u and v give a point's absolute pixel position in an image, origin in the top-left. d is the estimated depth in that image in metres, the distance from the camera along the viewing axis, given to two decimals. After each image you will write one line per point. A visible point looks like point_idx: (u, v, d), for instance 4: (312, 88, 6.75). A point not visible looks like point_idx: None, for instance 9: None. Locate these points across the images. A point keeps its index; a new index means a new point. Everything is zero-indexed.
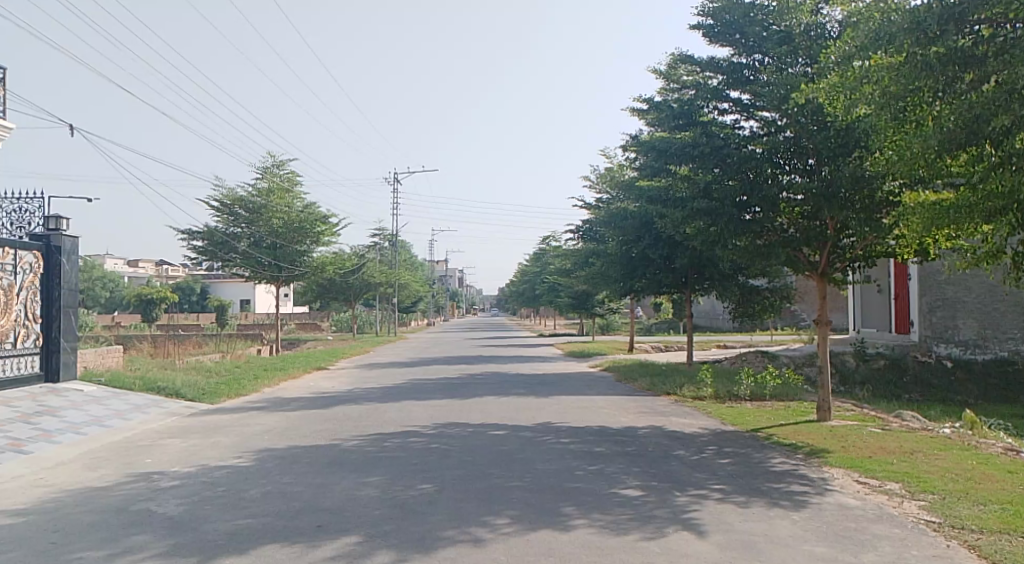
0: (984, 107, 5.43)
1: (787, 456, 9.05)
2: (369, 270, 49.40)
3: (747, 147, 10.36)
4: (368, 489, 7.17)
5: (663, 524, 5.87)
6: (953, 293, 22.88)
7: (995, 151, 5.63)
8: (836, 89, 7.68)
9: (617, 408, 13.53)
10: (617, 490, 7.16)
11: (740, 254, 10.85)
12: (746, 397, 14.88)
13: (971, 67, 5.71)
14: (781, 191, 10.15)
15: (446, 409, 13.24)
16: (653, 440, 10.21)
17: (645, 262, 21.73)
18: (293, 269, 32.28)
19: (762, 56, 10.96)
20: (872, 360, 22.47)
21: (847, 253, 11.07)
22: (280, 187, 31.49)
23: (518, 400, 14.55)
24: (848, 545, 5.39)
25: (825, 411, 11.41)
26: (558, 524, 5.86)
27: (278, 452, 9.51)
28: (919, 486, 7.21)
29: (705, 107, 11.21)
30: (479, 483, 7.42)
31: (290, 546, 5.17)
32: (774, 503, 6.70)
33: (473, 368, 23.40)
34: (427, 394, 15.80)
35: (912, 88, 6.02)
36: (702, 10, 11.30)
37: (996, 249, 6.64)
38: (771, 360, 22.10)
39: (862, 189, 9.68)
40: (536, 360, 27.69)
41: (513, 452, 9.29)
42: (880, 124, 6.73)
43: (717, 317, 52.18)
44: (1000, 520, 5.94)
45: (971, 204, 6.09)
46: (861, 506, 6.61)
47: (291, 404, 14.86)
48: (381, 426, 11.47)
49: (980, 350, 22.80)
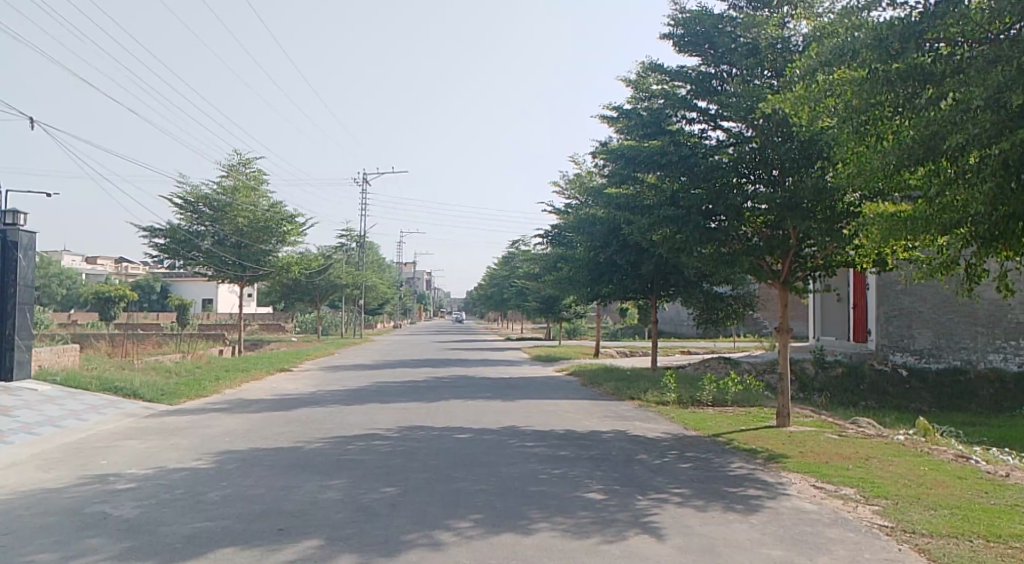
0: (940, 125, 5.51)
1: (746, 461, 9.20)
2: (336, 271, 48.87)
3: (713, 157, 10.59)
4: (330, 492, 7.11)
5: (624, 528, 5.91)
6: (909, 303, 23.64)
7: (952, 167, 5.66)
8: (800, 101, 7.72)
9: (582, 412, 13.61)
10: (580, 493, 7.21)
11: (705, 261, 11.04)
12: (708, 403, 15.08)
13: (931, 83, 5.83)
14: (746, 200, 10.39)
15: (410, 412, 13.18)
16: (617, 444, 10.31)
17: (612, 268, 21.93)
18: (258, 269, 31.80)
19: (729, 68, 11.16)
20: (830, 367, 22.65)
21: (809, 262, 11.26)
22: (246, 185, 30.96)
23: (483, 404, 14.55)
24: (804, 548, 5.49)
25: (785, 417, 11.60)
26: (519, 527, 5.86)
27: (239, 454, 9.38)
28: (873, 491, 7.39)
29: (673, 116, 11.40)
30: (442, 487, 7.37)
31: (248, 550, 5.09)
32: (730, 507, 6.80)
33: (437, 371, 23.24)
34: (391, 397, 15.67)
35: (874, 103, 6.17)
36: (672, 20, 11.45)
37: (950, 260, 6.73)
38: (733, 366, 22.40)
39: (824, 200, 9.88)
40: (502, 364, 27.73)
41: (477, 455, 9.29)
42: (842, 136, 6.79)
43: (682, 324, 52.81)
44: (947, 525, 6.13)
45: (928, 218, 6.16)
46: (817, 510, 6.75)
47: (254, 405, 14.69)
48: (344, 429, 11.35)
49: (934, 359, 23.47)
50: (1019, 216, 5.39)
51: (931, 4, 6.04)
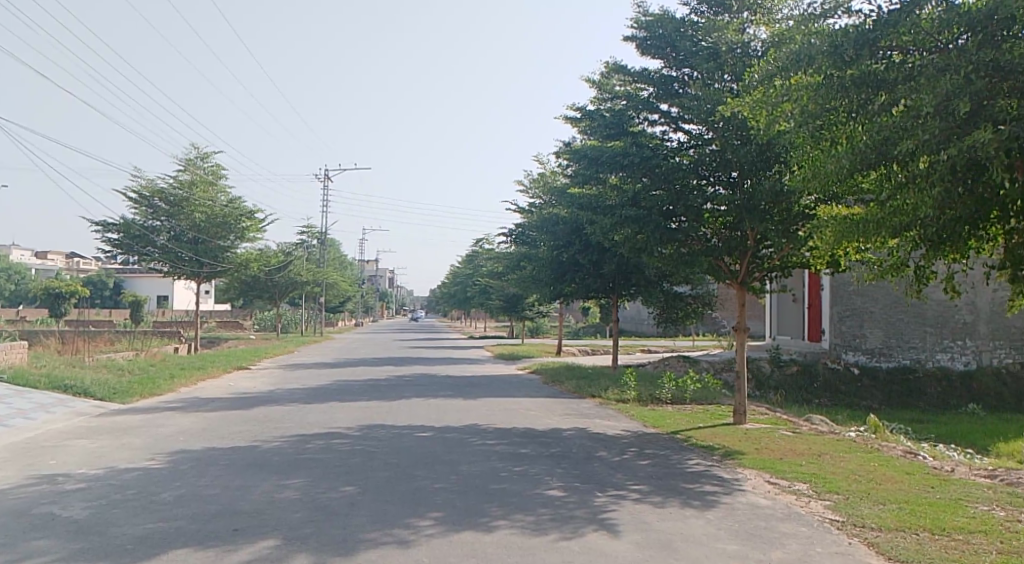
0: (892, 130, 5.63)
1: (702, 457, 9.36)
2: (296, 268, 48.20)
3: (674, 159, 10.75)
4: (288, 491, 7.02)
5: (583, 525, 5.96)
6: (861, 303, 24.32)
7: (901, 172, 5.79)
8: (757, 105, 7.86)
9: (543, 410, 13.68)
10: (540, 490, 7.25)
11: (665, 261, 11.21)
12: (667, 401, 15.29)
13: (883, 90, 5.98)
14: (705, 201, 10.58)
15: (371, 410, 13.08)
16: (577, 442, 10.38)
17: (574, 267, 22.07)
18: (216, 265, 31.16)
19: (690, 71, 11.32)
20: (785, 366, 23.18)
21: (766, 263, 11.48)
22: (203, 180, 30.36)
23: (444, 402, 14.52)
24: (758, 543, 5.61)
25: (741, 414, 11.84)
26: (479, 525, 5.87)
27: (194, 454, 9.20)
28: (824, 487, 7.59)
29: (635, 118, 11.53)
30: (402, 485, 7.34)
31: (203, 550, 5.00)
32: (687, 503, 6.92)
33: (399, 370, 23.09)
34: (352, 396, 15.52)
35: (829, 108, 6.31)
36: (635, 23, 11.59)
37: (900, 262, 6.93)
38: (692, 365, 22.74)
39: (781, 202, 10.08)
40: (464, 362, 27.67)
41: (438, 453, 9.27)
42: (798, 140, 6.93)
43: (642, 323, 53.41)
44: (895, 519, 6.33)
45: (879, 221, 6.32)
46: (770, 505, 6.91)
47: (210, 404, 14.42)
48: (303, 428, 11.21)
49: (885, 358, 24.17)
50: (965, 219, 5.52)
51: (884, 13, 6.23)
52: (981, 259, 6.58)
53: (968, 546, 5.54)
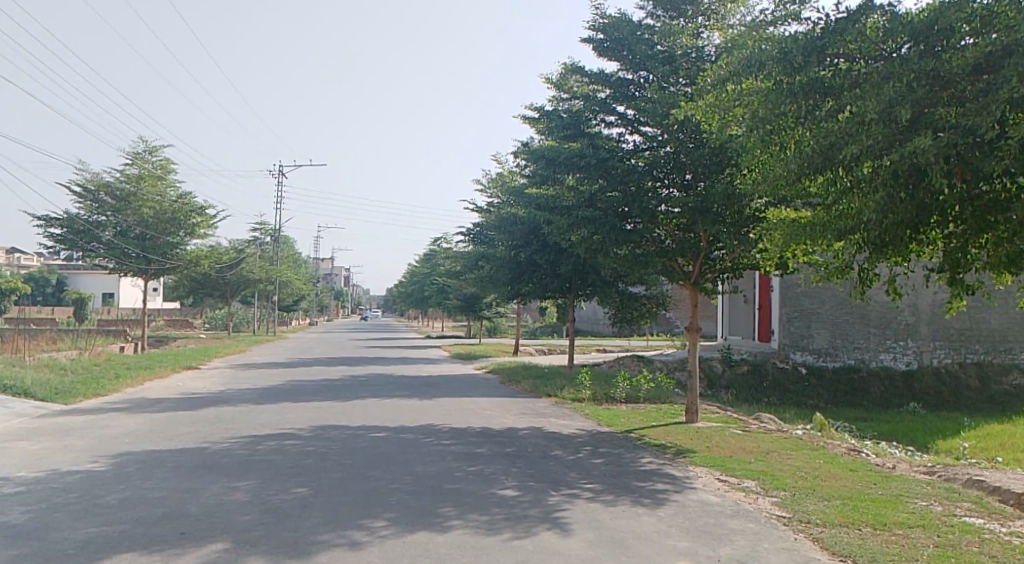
0: (837, 136, 5.77)
1: (655, 456, 9.50)
2: (248, 265, 47.25)
3: (630, 161, 10.88)
4: (238, 493, 6.89)
5: (536, 524, 5.99)
6: (809, 304, 24.92)
7: (846, 176, 5.94)
8: (710, 109, 8.00)
9: (499, 409, 13.69)
10: (494, 490, 7.26)
11: (620, 262, 11.33)
12: (621, 400, 15.47)
13: (830, 96, 6.14)
14: (660, 203, 10.74)
15: (325, 411, 12.91)
16: (532, 441, 10.43)
17: (532, 267, 22.15)
18: (164, 262, 30.28)
19: (646, 74, 11.45)
20: (736, 365, 23.68)
21: (717, 265, 11.70)
22: (152, 174, 29.58)
23: (400, 402, 14.42)
24: (707, 539, 5.72)
25: (693, 413, 12.06)
26: (433, 525, 5.85)
27: (140, 455, 8.95)
28: (772, 484, 7.78)
29: (592, 119, 11.63)
30: (356, 486, 7.27)
31: (148, 555, 4.87)
32: (638, 501, 7.01)
33: (353, 370, 22.82)
34: (305, 396, 15.29)
35: (778, 113, 6.45)
36: (592, 25, 11.69)
37: (845, 265, 7.12)
38: (646, 364, 23.05)
39: (732, 205, 10.27)
40: (420, 362, 27.50)
41: (392, 453, 9.21)
42: (750, 145, 7.07)
43: (598, 323, 53.92)
44: (839, 514, 6.52)
45: (824, 224, 6.48)
46: (720, 502, 7.05)
47: (157, 404, 14.03)
48: (254, 429, 11.00)
49: (831, 358, 24.82)
50: (907, 224, 5.65)
51: (832, 21, 6.40)
52: (921, 262, 6.74)
53: (908, 540, 5.73)
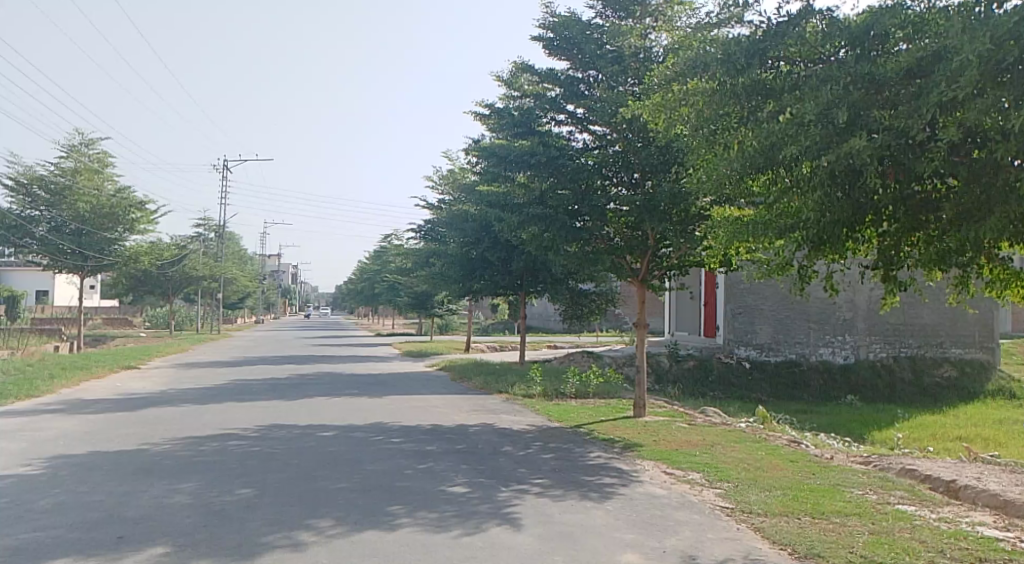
0: (778, 137, 5.91)
1: (604, 450, 9.63)
2: (191, 262, 45.95)
3: (579, 159, 10.98)
4: (179, 496, 6.71)
5: (486, 520, 6.01)
6: (752, 301, 25.57)
7: (787, 176, 6.09)
8: (657, 108, 8.13)
9: (449, 406, 13.68)
10: (444, 487, 7.26)
11: (571, 259, 11.43)
12: (571, 395, 15.63)
13: (772, 98, 6.29)
14: (609, 201, 10.85)
15: (272, 410, 12.68)
16: (483, 438, 10.45)
17: (483, 264, 22.14)
18: (102, 259, 29.18)
19: (596, 73, 11.56)
20: (683, 361, 24.18)
21: (665, 262, 11.90)
22: (89, 168, 28.54)
23: (349, 401, 14.26)
24: (654, 531, 5.84)
25: (641, 408, 12.27)
26: (381, 524, 5.81)
27: (76, 458, 8.63)
28: (716, 476, 7.98)
29: (543, 117, 11.70)
30: (303, 486, 7.18)
31: (83, 561, 4.71)
32: (587, 495, 7.11)
33: (301, 368, 22.46)
34: (251, 396, 14.97)
35: (722, 114, 6.60)
36: (543, 23, 11.76)
37: (785, 262, 7.31)
38: (596, 360, 23.32)
39: (679, 204, 10.44)
40: (370, 360, 27.23)
41: (340, 452, 9.10)
42: (695, 144, 7.22)
43: (549, 320, 54.35)
44: (779, 504, 6.74)
45: (766, 222, 6.65)
46: (666, 495, 7.20)
47: (94, 405, 13.54)
48: (197, 429, 10.73)
49: (773, 353, 25.51)
50: (843, 223, 5.82)
51: (773, 24, 6.58)
52: (857, 260, 6.94)
53: (844, 528, 5.96)
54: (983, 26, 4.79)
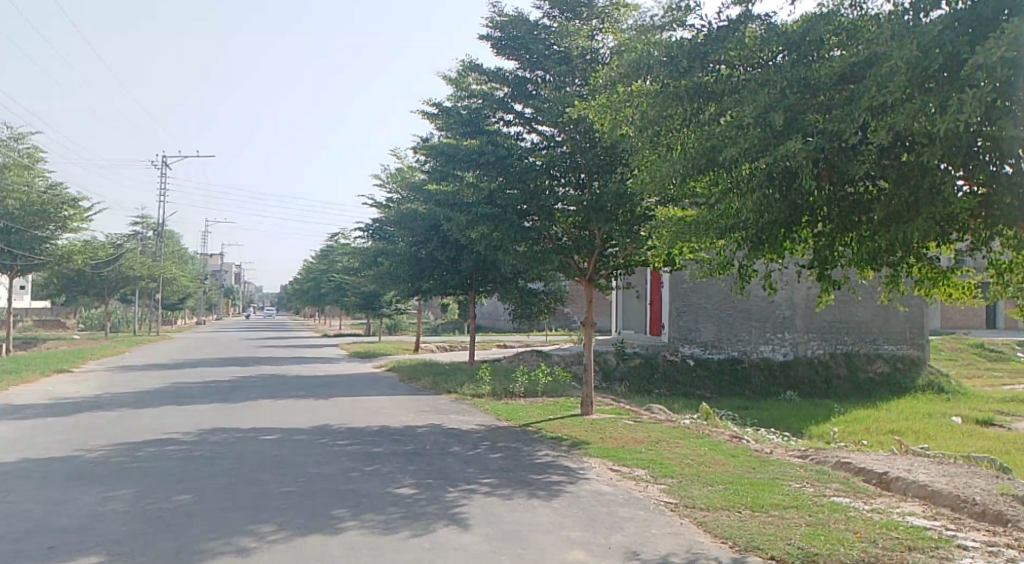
0: (719, 139, 6.04)
1: (551, 448, 9.70)
2: (128, 261, 44.39)
3: (528, 159, 11.03)
4: (114, 503, 6.48)
5: (433, 520, 5.99)
6: (696, 299, 26.10)
7: (726, 177, 6.23)
8: (603, 109, 8.22)
9: (397, 407, 13.56)
10: (391, 489, 7.19)
11: (519, 258, 11.47)
12: (519, 394, 15.69)
13: (713, 101, 6.42)
14: (557, 201, 10.93)
15: (213, 414, 12.35)
16: (431, 438, 10.39)
17: (432, 264, 22.03)
18: (32, 258, 27.94)
19: (543, 73, 11.62)
20: (629, 359, 24.57)
21: (611, 262, 12.03)
22: (17, 163, 27.29)
23: (295, 403, 14.00)
24: (600, 528, 5.91)
25: (588, 406, 12.39)
26: (326, 528, 5.72)
27: (2, 467, 8.24)
28: (661, 471, 8.12)
29: (491, 117, 11.71)
30: (245, 491, 7.01)
31: None
32: (534, 493, 7.14)
33: (245, 370, 21.94)
34: (191, 399, 14.55)
35: (665, 115, 6.71)
36: (490, 23, 11.77)
37: (726, 261, 7.47)
38: (545, 359, 23.47)
39: (625, 204, 10.57)
40: (316, 361, 26.79)
41: (284, 456, 8.93)
42: (639, 145, 7.32)
43: (499, 319, 54.46)
44: (721, 498, 6.90)
45: (707, 223, 6.78)
46: (612, 492, 7.29)
47: (23, 411, 12.94)
48: (134, 434, 10.37)
49: (716, 351, 26.07)
50: (780, 223, 5.97)
51: (713, 28, 6.71)
52: (794, 260, 7.14)
53: (782, 520, 6.14)
54: (911, 34, 5.00)
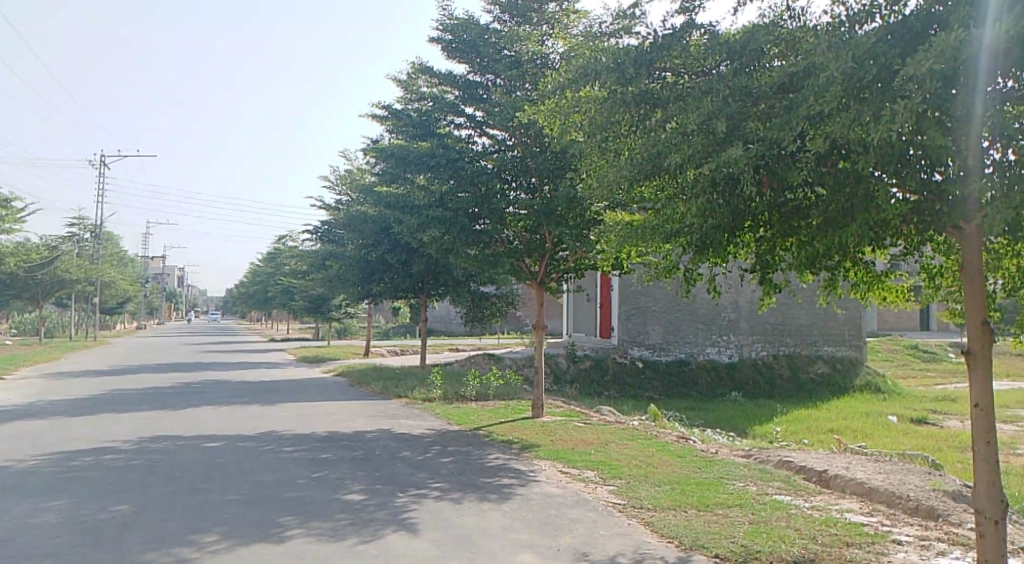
0: (664, 145, 6.14)
1: (502, 452, 9.70)
2: (64, 264, 42.71)
3: (479, 163, 11.04)
4: (46, 515, 6.21)
5: (382, 526, 5.92)
6: (645, 302, 26.53)
7: (671, 182, 6.34)
8: (552, 114, 8.28)
9: (346, 412, 13.37)
10: (339, 495, 7.08)
11: (471, 261, 11.47)
12: (470, 397, 15.66)
13: (659, 107, 6.52)
14: (508, 205, 10.96)
15: (154, 421, 11.96)
16: (380, 443, 10.28)
17: (382, 267, 21.86)
18: None
19: (494, 77, 11.66)
20: (580, 361, 24.81)
21: (562, 265, 12.10)
22: None
23: (240, 409, 13.68)
24: (549, 530, 5.94)
25: (538, 408, 12.44)
26: (271, 536, 5.60)
27: None
28: (610, 473, 8.20)
29: (441, 119, 11.69)
30: (187, 500, 6.81)
31: None
32: (484, 497, 7.13)
33: (188, 376, 21.33)
34: (131, 406, 14.07)
35: (613, 121, 6.79)
36: (441, 26, 11.77)
37: (672, 265, 7.60)
38: (496, 362, 23.50)
39: (574, 209, 10.64)
40: (263, 366, 26.25)
41: (229, 463, 8.71)
42: (588, 150, 7.40)
43: (450, 322, 54.31)
44: (668, 498, 7.01)
45: (653, 227, 6.89)
46: (562, 494, 7.34)
47: None
48: (69, 443, 9.97)
49: (664, 352, 26.55)
50: (724, 228, 6.10)
51: (659, 36, 6.83)
52: (737, 264, 7.30)
53: (726, 519, 6.28)
54: (846, 45, 5.18)
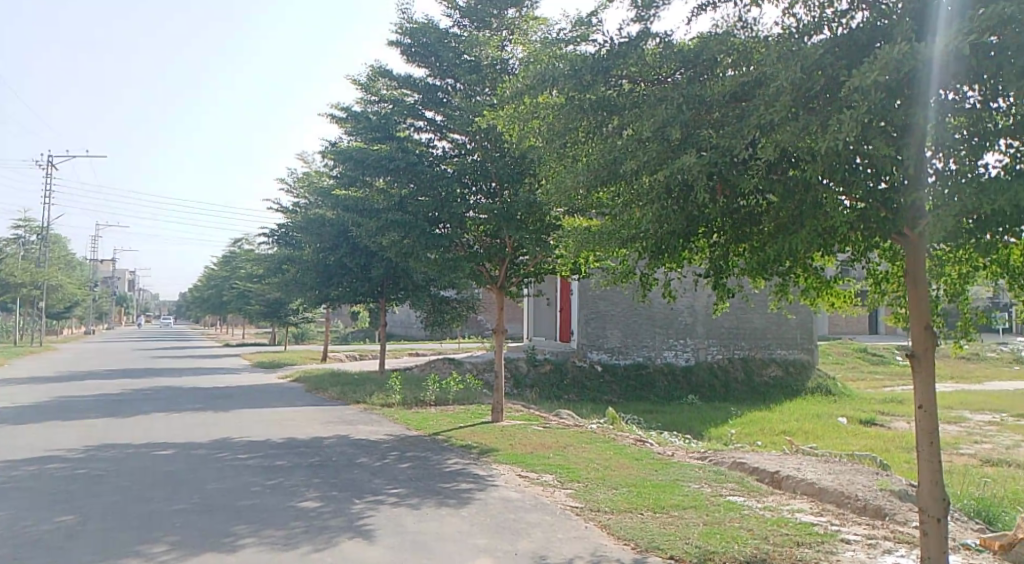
0: (620, 151, 6.22)
1: (461, 456, 9.67)
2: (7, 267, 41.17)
3: (439, 167, 11.05)
4: None
5: (338, 534, 5.85)
6: (604, 307, 26.78)
7: (627, 188, 6.42)
8: (511, 119, 8.33)
9: (303, 418, 13.17)
10: (294, 503, 6.97)
11: (431, 265, 11.42)
12: (429, 402, 15.58)
13: (615, 114, 6.60)
14: (467, 209, 10.96)
15: (102, 429, 11.60)
16: (337, 449, 10.15)
17: (340, 270, 21.63)
18: None
19: (454, 81, 11.67)
20: (540, 365, 24.91)
21: (522, 269, 12.13)
22: None
23: (193, 416, 13.35)
24: (507, 534, 5.95)
25: (498, 412, 12.44)
26: (223, 545, 5.48)
27: None
28: (568, 476, 8.25)
29: (400, 123, 11.63)
30: (134, 510, 6.62)
31: None
32: (442, 502, 7.10)
33: (138, 382, 20.75)
34: (77, 413, 13.61)
35: (571, 127, 6.86)
36: (400, 29, 11.72)
37: (629, 270, 7.69)
38: (456, 366, 23.43)
39: (534, 214, 10.68)
40: (218, 372, 25.70)
41: (180, 471, 8.50)
42: (546, 155, 7.46)
43: (410, 327, 53.95)
44: (625, 501, 7.08)
45: (611, 232, 6.96)
46: (520, 498, 7.35)
47: None
48: (10, 453, 9.59)
49: (623, 356, 26.84)
50: (679, 234, 6.20)
51: (615, 44, 6.92)
52: (692, 269, 7.42)
53: (681, 520, 6.37)
54: (795, 57, 5.32)
